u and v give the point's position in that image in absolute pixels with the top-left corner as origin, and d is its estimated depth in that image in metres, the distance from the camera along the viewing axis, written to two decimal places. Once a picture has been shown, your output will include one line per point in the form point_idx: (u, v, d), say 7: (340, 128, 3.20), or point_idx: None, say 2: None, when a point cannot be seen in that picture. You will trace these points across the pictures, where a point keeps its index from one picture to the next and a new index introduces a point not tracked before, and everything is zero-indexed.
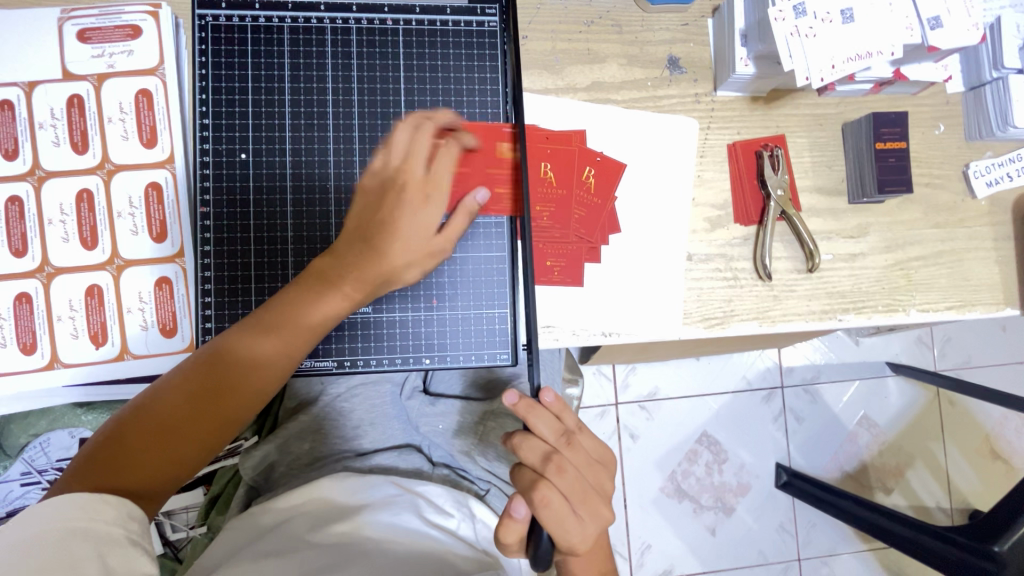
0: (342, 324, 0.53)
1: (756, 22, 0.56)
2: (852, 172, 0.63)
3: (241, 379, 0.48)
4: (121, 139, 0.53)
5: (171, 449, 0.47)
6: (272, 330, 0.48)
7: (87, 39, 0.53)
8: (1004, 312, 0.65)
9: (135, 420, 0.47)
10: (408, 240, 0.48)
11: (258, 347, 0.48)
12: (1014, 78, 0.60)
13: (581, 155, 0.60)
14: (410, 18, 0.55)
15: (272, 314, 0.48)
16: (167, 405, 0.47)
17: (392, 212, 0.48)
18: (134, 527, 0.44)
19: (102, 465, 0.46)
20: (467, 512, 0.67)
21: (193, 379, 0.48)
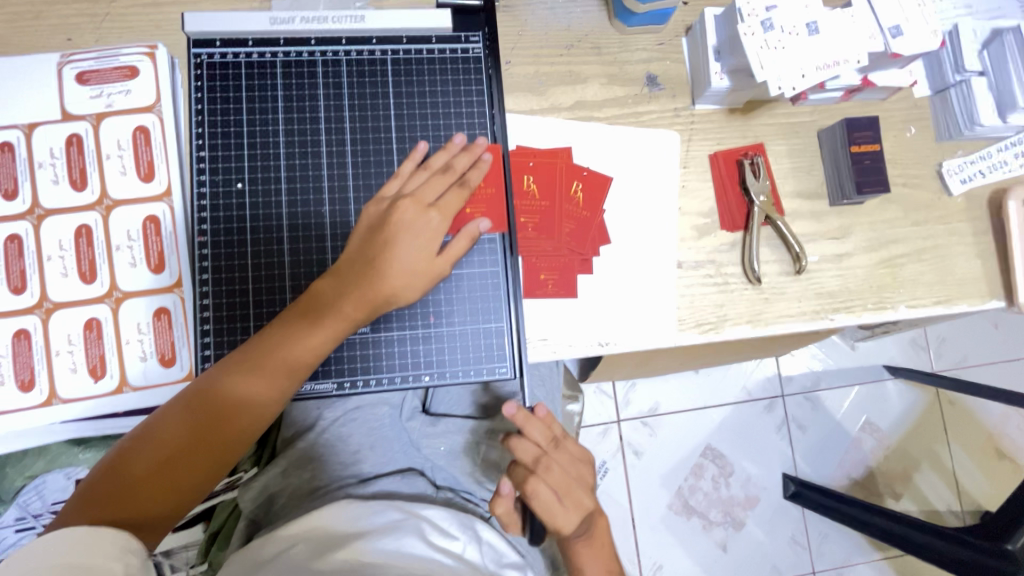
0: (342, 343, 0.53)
1: (726, 38, 0.59)
2: (831, 176, 0.65)
3: (240, 405, 0.48)
4: (119, 175, 0.54)
5: (170, 479, 0.47)
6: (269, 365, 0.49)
7: (86, 80, 0.55)
8: (988, 305, 0.66)
9: (135, 450, 0.47)
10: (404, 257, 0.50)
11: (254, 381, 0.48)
12: (976, 80, 0.63)
13: (567, 170, 0.62)
14: (398, 48, 0.57)
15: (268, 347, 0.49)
16: (161, 441, 0.47)
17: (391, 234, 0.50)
18: (133, 561, 0.42)
19: (101, 498, 0.45)
20: (472, 535, 0.66)
21: (191, 411, 0.48)
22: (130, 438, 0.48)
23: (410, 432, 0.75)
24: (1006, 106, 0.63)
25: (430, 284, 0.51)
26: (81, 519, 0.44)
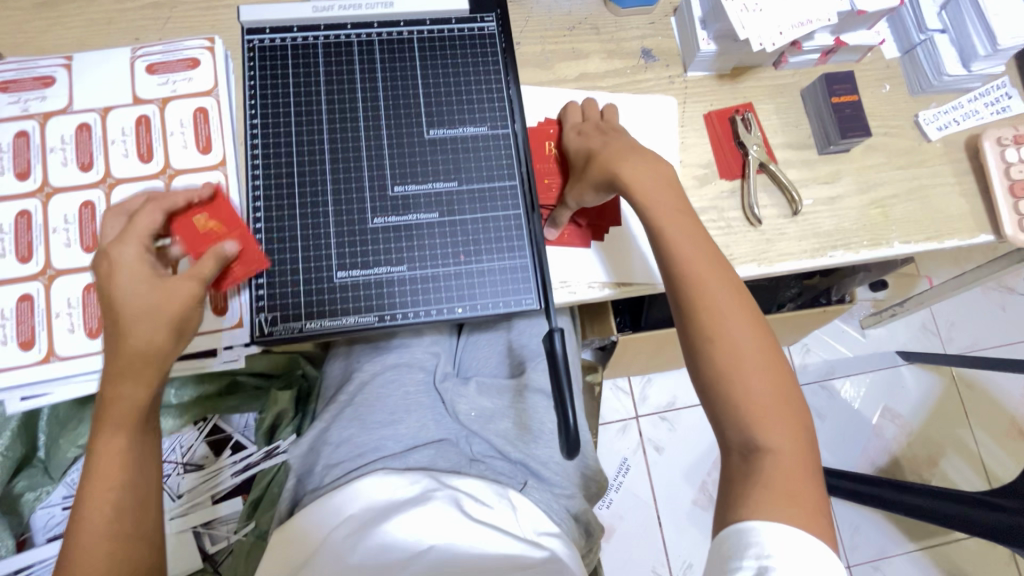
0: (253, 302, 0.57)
1: (709, 9, 0.67)
2: (816, 128, 0.71)
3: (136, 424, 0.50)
4: (181, 147, 0.61)
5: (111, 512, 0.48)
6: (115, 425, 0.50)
7: (155, 70, 0.63)
8: (977, 239, 0.71)
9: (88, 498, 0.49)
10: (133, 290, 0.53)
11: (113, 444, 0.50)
12: (938, 37, 0.71)
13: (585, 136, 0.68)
14: (423, 28, 0.65)
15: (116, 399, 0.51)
16: (86, 537, 0.47)
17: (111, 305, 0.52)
18: None
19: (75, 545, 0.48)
20: (507, 503, 0.67)
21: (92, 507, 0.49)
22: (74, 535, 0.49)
23: (443, 394, 0.76)
24: (969, 55, 0.70)
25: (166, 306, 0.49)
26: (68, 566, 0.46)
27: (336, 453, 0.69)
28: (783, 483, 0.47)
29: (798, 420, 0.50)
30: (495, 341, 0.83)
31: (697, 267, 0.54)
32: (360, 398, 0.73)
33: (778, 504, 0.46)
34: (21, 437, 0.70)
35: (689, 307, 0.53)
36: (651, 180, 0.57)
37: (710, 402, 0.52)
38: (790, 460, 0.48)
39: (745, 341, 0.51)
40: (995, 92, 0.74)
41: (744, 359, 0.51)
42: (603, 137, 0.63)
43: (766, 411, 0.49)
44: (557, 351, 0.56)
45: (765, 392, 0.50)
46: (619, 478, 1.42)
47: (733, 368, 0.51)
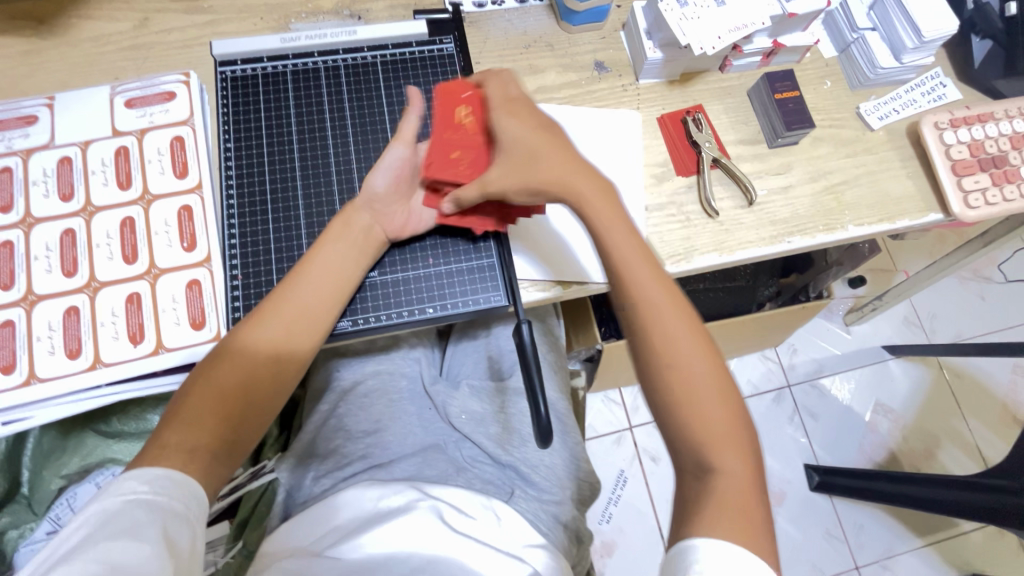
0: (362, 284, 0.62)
1: (654, 20, 0.72)
2: (765, 124, 0.76)
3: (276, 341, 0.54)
4: (158, 174, 0.64)
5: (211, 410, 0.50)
6: (265, 371, 0.53)
7: (133, 105, 0.66)
8: (928, 218, 0.74)
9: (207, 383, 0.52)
10: (379, 193, 0.60)
11: (221, 377, 0.52)
12: (869, 35, 0.76)
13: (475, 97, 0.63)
14: (385, 52, 0.70)
15: (243, 336, 0.53)
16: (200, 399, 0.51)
17: (344, 227, 0.59)
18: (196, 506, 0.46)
19: (180, 421, 0.50)
20: (492, 514, 0.63)
21: (175, 428, 0.49)
22: (173, 408, 0.51)
23: (438, 401, 0.76)
24: (898, 48, 0.75)
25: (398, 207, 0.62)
26: (172, 434, 0.49)
27: (328, 462, 0.71)
28: (731, 505, 0.46)
29: (748, 447, 0.50)
30: (479, 348, 0.84)
31: (645, 286, 0.53)
32: (346, 408, 0.74)
33: (726, 526, 0.45)
34: (6, 470, 0.69)
35: (642, 325, 0.53)
36: (594, 198, 0.56)
37: (662, 423, 0.52)
38: (742, 486, 0.47)
39: (694, 359, 0.51)
40: (930, 82, 0.79)
41: (699, 379, 0.50)
42: (537, 130, 0.58)
43: (716, 435, 0.49)
44: (527, 344, 0.58)
45: (716, 413, 0.50)
46: (618, 491, 1.41)
47: (693, 391, 0.50)
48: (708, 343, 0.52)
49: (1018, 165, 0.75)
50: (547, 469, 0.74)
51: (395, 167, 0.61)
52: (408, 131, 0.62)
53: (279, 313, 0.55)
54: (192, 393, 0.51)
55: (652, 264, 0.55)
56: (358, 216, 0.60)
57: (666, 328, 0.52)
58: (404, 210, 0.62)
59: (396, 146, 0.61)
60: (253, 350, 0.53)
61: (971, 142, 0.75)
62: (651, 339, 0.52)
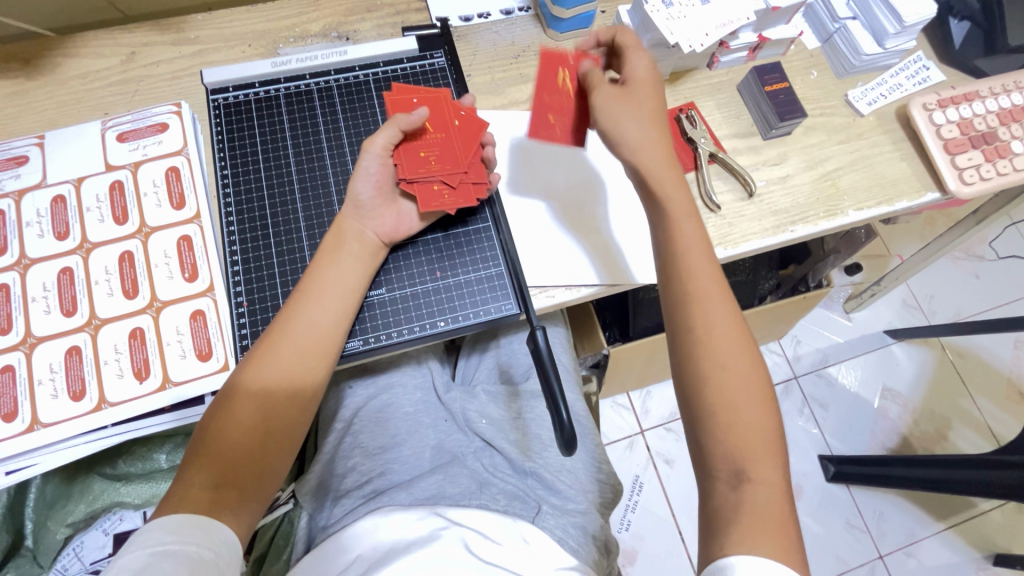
0: (369, 301, 0.61)
1: (640, 21, 0.73)
2: (757, 117, 0.76)
3: (290, 370, 0.53)
4: (155, 207, 0.63)
5: (231, 447, 0.50)
6: (282, 402, 0.53)
7: (125, 139, 0.65)
8: (925, 197, 0.75)
9: (220, 418, 0.51)
10: (364, 202, 0.59)
11: (239, 415, 0.51)
12: (851, 23, 0.77)
13: (449, 104, 0.64)
14: (377, 70, 0.70)
15: (253, 372, 0.52)
16: (217, 436, 0.50)
17: (339, 240, 0.58)
18: (223, 553, 0.45)
19: (200, 460, 0.49)
20: (519, 538, 0.61)
21: (198, 472, 0.48)
22: (191, 446, 0.50)
23: (456, 411, 0.76)
24: (881, 34, 0.76)
25: (389, 220, 0.61)
26: (193, 474, 0.48)
27: (345, 481, 0.69)
28: (762, 509, 0.46)
29: (779, 454, 0.49)
30: (488, 360, 0.83)
31: (705, 285, 0.53)
32: (360, 426, 0.73)
33: (761, 534, 0.44)
34: (8, 523, 0.67)
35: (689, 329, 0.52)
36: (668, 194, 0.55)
37: (695, 421, 0.51)
38: (775, 493, 0.47)
39: (732, 362, 0.50)
40: (914, 65, 0.81)
41: (736, 383, 0.50)
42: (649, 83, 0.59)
43: (750, 440, 0.49)
44: (543, 350, 0.58)
45: (752, 418, 0.49)
46: (634, 497, 1.39)
47: (728, 394, 0.50)
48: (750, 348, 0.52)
49: (1007, 140, 0.76)
50: (569, 474, 0.72)
51: (374, 173, 0.59)
52: (379, 139, 0.59)
53: (290, 339, 0.53)
54: (209, 429, 0.50)
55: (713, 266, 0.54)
56: (349, 225, 0.59)
57: (708, 328, 0.51)
58: (392, 213, 0.61)
59: (363, 156, 0.59)
60: (268, 383, 0.52)
61: (960, 121, 0.76)
62: (698, 338, 0.51)
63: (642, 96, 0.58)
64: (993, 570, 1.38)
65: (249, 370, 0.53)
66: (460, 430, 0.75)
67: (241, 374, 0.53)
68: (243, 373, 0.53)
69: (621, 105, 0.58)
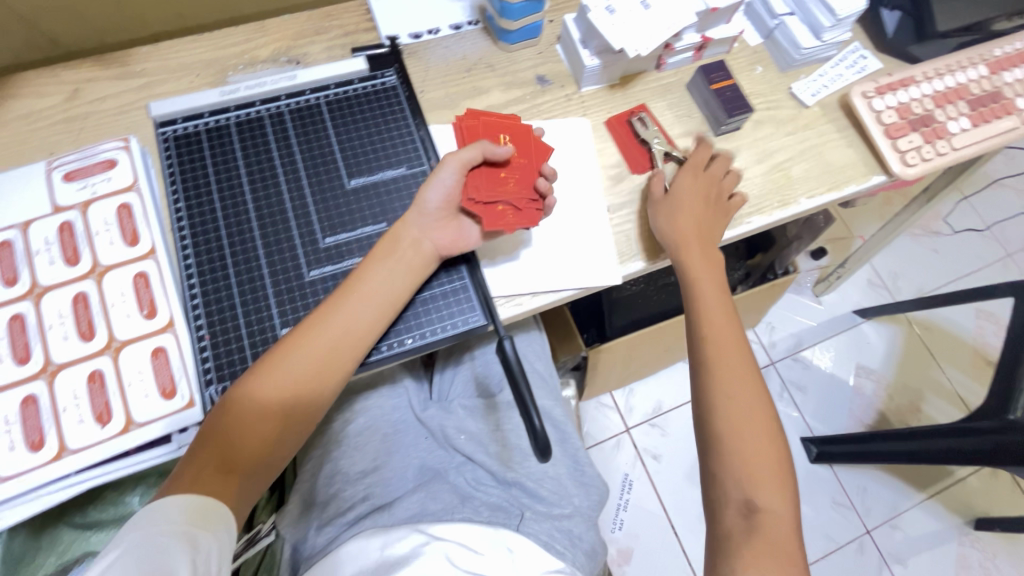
0: (412, 302, 0.63)
1: (586, 29, 0.74)
2: (707, 114, 0.79)
3: (315, 376, 0.56)
4: (108, 245, 0.61)
5: (245, 442, 0.54)
6: (298, 406, 0.56)
7: (73, 178, 0.64)
8: (873, 181, 0.78)
9: (239, 409, 0.54)
10: (430, 210, 0.63)
11: (254, 409, 0.54)
12: (788, 19, 0.80)
13: (537, 144, 0.68)
14: (328, 93, 0.70)
15: (278, 370, 0.55)
16: (233, 429, 0.53)
17: (392, 246, 0.61)
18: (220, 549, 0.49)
19: (215, 448, 0.53)
20: (502, 549, 0.61)
21: (207, 456, 0.52)
22: (207, 430, 0.53)
23: (434, 427, 0.77)
24: (817, 27, 0.79)
25: (445, 232, 0.63)
26: (207, 462, 0.52)
27: (327, 510, 0.68)
28: (770, 529, 0.54)
29: (787, 489, 0.58)
30: (463, 372, 0.83)
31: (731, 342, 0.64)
32: (340, 449, 0.72)
33: (768, 556, 0.52)
34: None
35: (710, 374, 0.63)
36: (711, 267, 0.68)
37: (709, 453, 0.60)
38: (781, 521, 0.55)
39: (744, 408, 0.61)
40: (851, 55, 0.85)
41: (749, 424, 0.59)
42: (700, 189, 0.70)
43: (759, 473, 0.57)
44: (511, 358, 0.58)
45: (763, 455, 0.58)
46: (626, 496, 1.39)
47: (736, 433, 0.59)
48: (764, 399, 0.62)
49: (944, 121, 0.80)
50: (552, 479, 0.74)
51: (449, 186, 0.62)
52: (464, 156, 0.62)
53: (318, 344, 0.56)
54: (226, 418, 0.53)
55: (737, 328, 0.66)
56: (406, 233, 0.62)
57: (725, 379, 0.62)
58: (452, 227, 0.64)
59: (444, 170, 0.62)
60: (288, 383, 0.55)
61: (899, 106, 0.79)
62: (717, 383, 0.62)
63: (689, 206, 0.69)
64: (975, 534, 1.43)
65: (277, 372, 0.55)
66: (440, 446, 0.75)
67: (269, 372, 0.55)
68: (269, 370, 0.55)
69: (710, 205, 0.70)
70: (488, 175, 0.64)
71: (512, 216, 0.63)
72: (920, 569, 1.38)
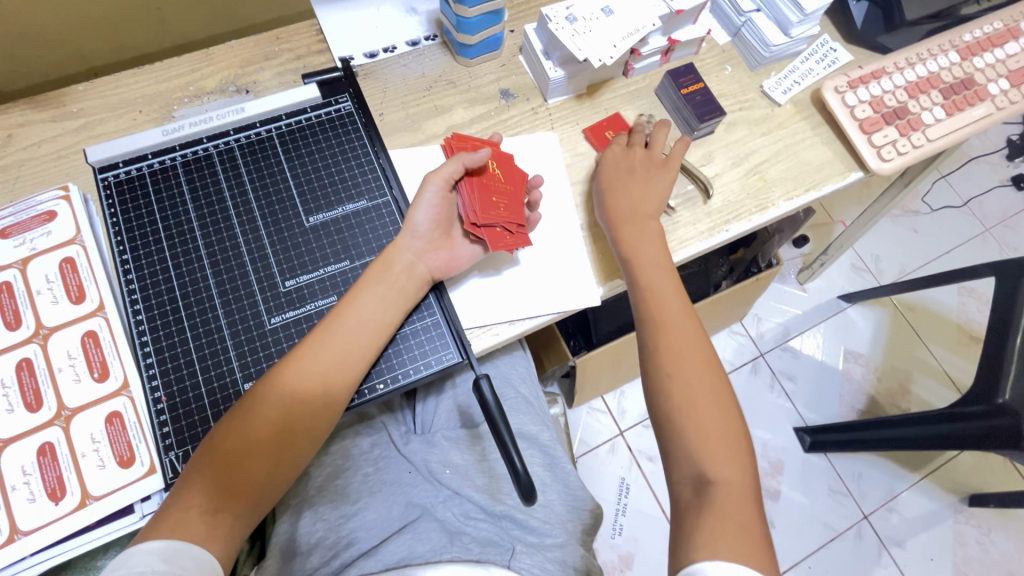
0: (394, 338, 0.60)
1: (548, 40, 0.71)
2: (678, 119, 0.76)
3: (315, 395, 0.54)
4: (51, 305, 0.57)
5: (244, 465, 0.51)
6: (297, 427, 0.53)
7: (9, 234, 0.59)
8: (850, 178, 0.76)
9: (237, 426, 0.51)
10: (421, 229, 0.61)
11: (241, 431, 0.51)
12: (755, 16, 0.78)
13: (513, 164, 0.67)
14: (280, 124, 0.66)
15: (278, 383, 0.53)
16: (230, 446, 0.51)
17: (384, 270, 0.59)
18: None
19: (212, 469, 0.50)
20: None
21: (193, 490, 0.49)
22: (205, 449, 0.51)
23: (420, 463, 0.73)
24: (785, 23, 0.77)
25: (437, 254, 0.62)
26: (204, 482, 0.49)
27: (309, 561, 0.64)
28: (724, 503, 0.50)
29: (744, 460, 0.54)
30: (445, 401, 0.81)
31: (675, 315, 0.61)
32: (321, 494, 0.70)
33: (726, 536, 0.48)
34: None
35: (658, 356, 0.59)
36: (645, 237, 0.64)
37: (666, 437, 0.57)
38: (734, 491, 0.51)
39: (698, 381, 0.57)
40: (821, 48, 0.82)
41: (703, 397, 0.56)
42: (645, 169, 0.68)
43: (719, 448, 0.54)
44: (489, 399, 0.56)
45: (718, 430, 0.54)
46: (623, 500, 1.38)
47: (692, 406, 0.56)
48: (713, 369, 0.58)
49: (918, 113, 0.78)
50: (543, 507, 0.72)
51: (437, 204, 0.62)
52: (447, 171, 0.62)
53: (315, 361, 0.54)
54: (225, 438, 0.51)
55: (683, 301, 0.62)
56: (399, 257, 0.60)
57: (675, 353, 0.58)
58: (444, 248, 0.62)
59: (429, 187, 0.61)
60: (285, 402, 0.53)
61: (872, 99, 0.77)
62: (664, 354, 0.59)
63: (631, 187, 0.67)
64: (969, 510, 1.44)
65: (278, 391, 0.53)
66: (426, 481, 0.71)
67: (273, 388, 0.53)
68: (270, 387, 0.53)
69: (646, 169, 0.68)
70: (482, 197, 0.63)
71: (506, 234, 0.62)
72: (918, 550, 1.39)
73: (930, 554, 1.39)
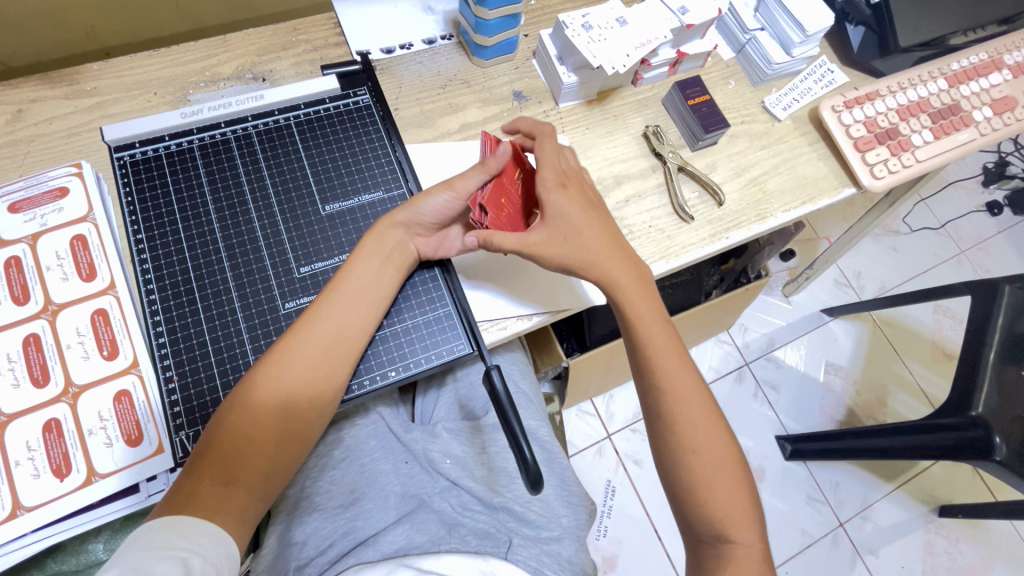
0: (403, 330, 0.61)
1: (563, 46, 0.73)
2: (683, 130, 0.79)
3: (325, 385, 0.55)
4: (61, 282, 0.57)
5: (253, 455, 0.52)
6: (307, 414, 0.54)
7: (19, 209, 0.59)
8: (843, 193, 0.80)
9: (245, 420, 0.52)
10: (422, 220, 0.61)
11: (258, 410, 0.52)
12: (759, 34, 0.81)
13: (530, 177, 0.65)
14: (298, 113, 0.67)
15: (286, 377, 0.53)
16: (242, 440, 0.51)
17: (377, 241, 0.59)
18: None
19: (221, 460, 0.50)
20: None
21: (206, 473, 0.50)
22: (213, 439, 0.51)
23: (421, 454, 0.74)
24: (787, 43, 0.80)
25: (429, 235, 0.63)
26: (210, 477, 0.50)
27: (306, 549, 0.64)
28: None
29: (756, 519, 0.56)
30: (446, 395, 0.83)
31: (678, 379, 0.58)
32: (319, 482, 0.70)
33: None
34: None
35: (669, 419, 0.57)
36: (637, 293, 0.60)
37: (681, 503, 0.57)
38: (749, 558, 0.54)
39: (707, 446, 0.56)
40: (819, 69, 0.86)
41: (716, 464, 0.56)
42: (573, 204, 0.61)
43: (733, 515, 0.55)
44: (500, 390, 0.57)
45: (729, 499, 0.55)
46: (609, 503, 1.40)
47: (709, 474, 0.55)
48: (722, 431, 0.57)
49: (909, 134, 0.82)
50: (541, 502, 0.73)
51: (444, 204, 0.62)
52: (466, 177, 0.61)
53: (333, 352, 0.55)
54: (233, 428, 0.51)
55: (684, 364, 0.59)
56: (393, 230, 0.60)
57: (683, 422, 0.57)
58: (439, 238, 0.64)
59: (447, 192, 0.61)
60: (305, 383, 0.54)
61: (866, 120, 0.81)
62: (673, 418, 0.57)
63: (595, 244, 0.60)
64: (939, 521, 1.49)
65: (291, 385, 0.53)
66: (425, 472, 0.72)
67: (286, 382, 0.53)
68: (285, 381, 0.53)
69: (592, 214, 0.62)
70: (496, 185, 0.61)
71: (509, 228, 0.60)
72: (890, 559, 1.43)
73: (901, 562, 1.43)
